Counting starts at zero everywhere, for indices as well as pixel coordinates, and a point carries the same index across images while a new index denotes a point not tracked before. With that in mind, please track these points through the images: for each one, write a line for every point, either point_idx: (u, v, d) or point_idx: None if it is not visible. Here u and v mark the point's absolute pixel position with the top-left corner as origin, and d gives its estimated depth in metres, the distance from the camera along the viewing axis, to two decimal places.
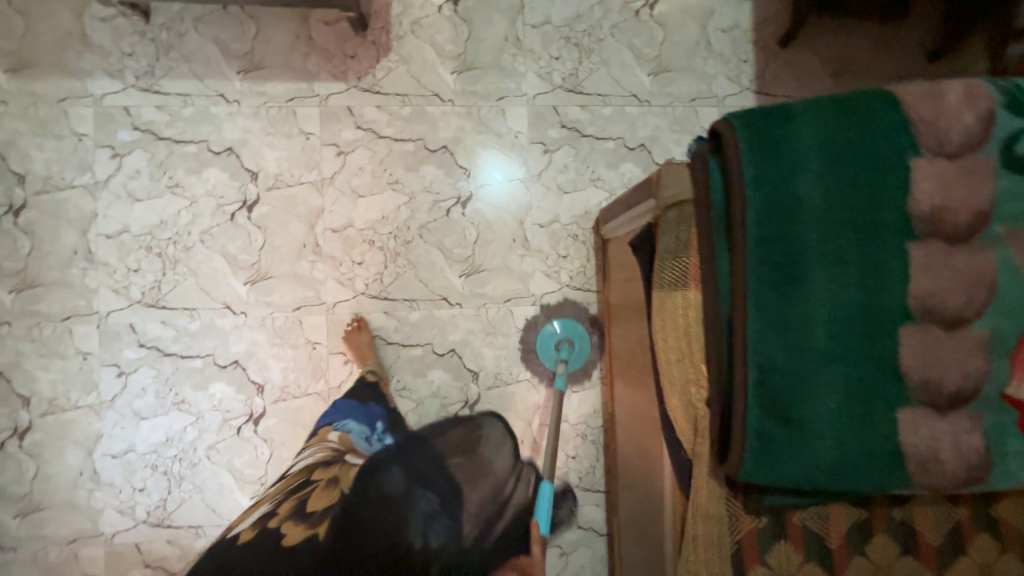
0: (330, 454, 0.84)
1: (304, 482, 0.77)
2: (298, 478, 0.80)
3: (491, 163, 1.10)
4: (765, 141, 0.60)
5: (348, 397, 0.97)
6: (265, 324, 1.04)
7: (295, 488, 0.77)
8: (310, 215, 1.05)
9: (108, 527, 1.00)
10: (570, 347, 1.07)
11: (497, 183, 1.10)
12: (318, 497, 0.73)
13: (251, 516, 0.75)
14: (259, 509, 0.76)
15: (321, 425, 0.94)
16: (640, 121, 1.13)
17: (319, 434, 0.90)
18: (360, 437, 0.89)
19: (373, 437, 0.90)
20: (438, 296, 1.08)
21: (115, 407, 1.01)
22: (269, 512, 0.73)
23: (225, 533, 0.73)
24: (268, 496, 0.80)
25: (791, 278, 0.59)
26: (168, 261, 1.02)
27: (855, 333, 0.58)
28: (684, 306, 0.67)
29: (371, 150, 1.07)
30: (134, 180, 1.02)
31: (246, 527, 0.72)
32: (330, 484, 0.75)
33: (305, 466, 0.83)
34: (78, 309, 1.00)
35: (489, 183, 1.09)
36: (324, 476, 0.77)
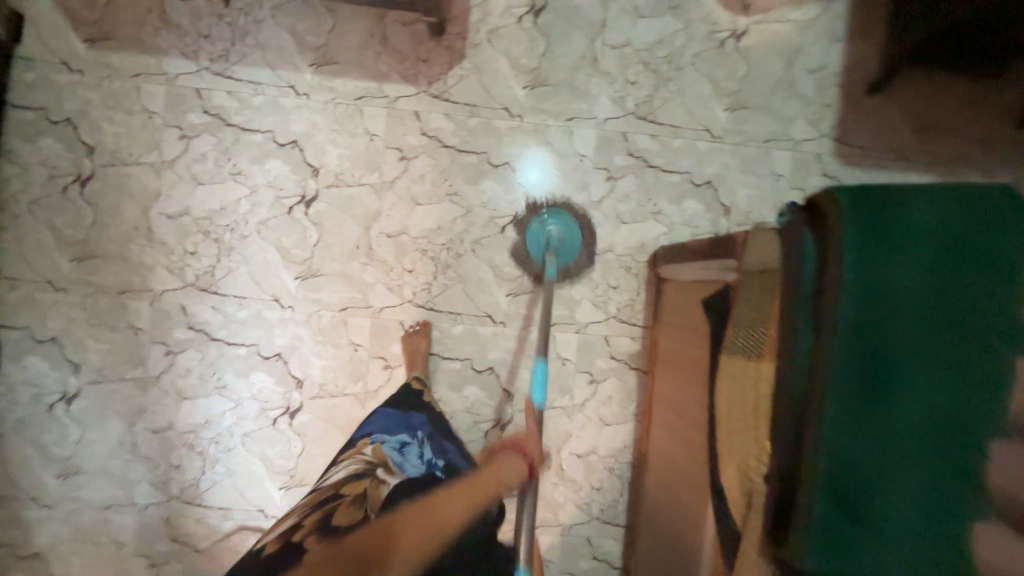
0: (361, 467, 0.79)
1: (332, 494, 0.73)
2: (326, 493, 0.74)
3: (531, 161, 1.07)
4: (872, 225, 0.58)
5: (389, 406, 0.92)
6: (310, 321, 1.04)
7: (323, 502, 0.72)
8: (366, 217, 1.05)
9: (141, 498, 1.03)
10: (559, 241, 1.04)
11: (533, 180, 1.07)
12: (344, 512, 0.69)
13: (281, 528, 0.71)
14: (286, 522, 0.72)
15: (358, 435, 0.88)
16: (709, 158, 1.09)
17: (355, 446, 0.84)
18: (394, 450, 0.83)
19: (407, 449, 0.84)
20: (483, 313, 1.07)
21: (159, 384, 1.03)
22: (294, 526, 0.69)
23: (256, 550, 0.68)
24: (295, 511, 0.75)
25: (879, 370, 0.57)
26: (223, 247, 1.03)
27: (936, 436, 0.57)
28: (755, 379, 0.65)
29: (433, 158, 1.05)
30: (198, 163, 1.02)
31: (272, 540, 0.68)
32: (358, 500, 0.72)
33: (337, 480, 0.77)
34: (133, 285, 1.02)
35: (525, 181, 1.07)
36: (351, 492, 0.73)
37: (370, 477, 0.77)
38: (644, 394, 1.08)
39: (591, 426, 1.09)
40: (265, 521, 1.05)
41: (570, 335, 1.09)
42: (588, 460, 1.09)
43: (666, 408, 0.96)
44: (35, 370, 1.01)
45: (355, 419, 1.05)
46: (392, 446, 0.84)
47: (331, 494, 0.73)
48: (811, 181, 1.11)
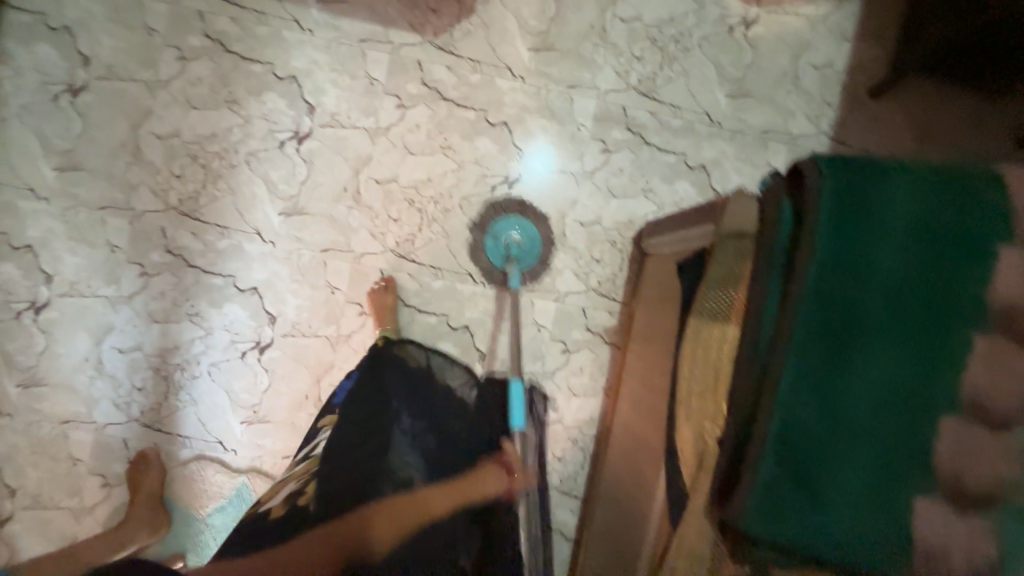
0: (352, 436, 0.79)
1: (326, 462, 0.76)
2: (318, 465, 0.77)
3: (536, 152, 1.07)
4: (851, 195, 0.58)
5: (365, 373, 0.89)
6: (290, 259, 1.04)
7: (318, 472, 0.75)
8: (357, 161, 1.04)
9: (101, 416, 1.02)
10: (519, 245, 1.05)
11: (537, 171, 1.07)
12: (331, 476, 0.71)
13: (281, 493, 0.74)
14: (287, 487, 0.75)
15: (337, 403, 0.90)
16: (706, 141, 1.09)
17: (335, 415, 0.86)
18: None
19: None
20: (464, 270, 1.07)
21: (131, 304, 1.02)
22: (296, 490, 0.72)
23: (254, 510, 0.73)
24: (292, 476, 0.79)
25: (844, 342, 0.57)
26: (210, 174, 1.02)
27: (894, 416, 0.56)
28: (720, 341, 0.65)
29: (431, 110, 1.05)
30: (195, 87, 1.01)
31: (279, 502, 0.71)
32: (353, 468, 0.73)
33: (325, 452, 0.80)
34: (116, 201, 1.01)
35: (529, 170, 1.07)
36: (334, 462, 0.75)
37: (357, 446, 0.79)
38: (615, 368, 1.09)
39: (559, 395, 1.09)
40: (223, 453, 1.04)
41: (548, 304, 1.08)
42: (554, 429, 1.09)
43: (634, 380, 0.96)
44: (6, 275, 1.00)
45: (324, 362, 1.05)
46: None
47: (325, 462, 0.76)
48: None
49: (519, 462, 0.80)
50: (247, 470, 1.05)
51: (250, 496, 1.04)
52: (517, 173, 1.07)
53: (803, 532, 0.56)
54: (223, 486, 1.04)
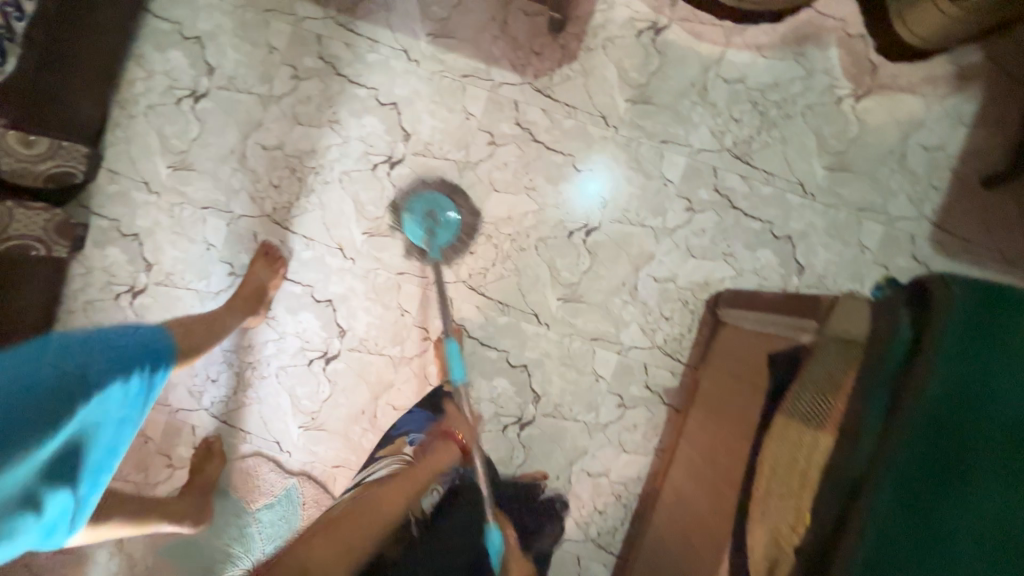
0: (402, 465, 0.83)
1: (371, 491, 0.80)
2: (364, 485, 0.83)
3: (587, 175, 1.06)
4: (980, 321, 0.55)
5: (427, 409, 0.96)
6: (367, 277, 1.07)
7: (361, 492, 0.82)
8: (443, 191, 1.07)
9: (175, 401, 1.09)
10: (435, 220, 1.05)
11: (590, 192, 1.06)
12: None
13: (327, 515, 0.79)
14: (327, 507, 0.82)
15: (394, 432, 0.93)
16: (796, 212, 1.05)
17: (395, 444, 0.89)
18: None
19: None
20: (530, 310, 1.08)
21: (217, 301, 1.08)
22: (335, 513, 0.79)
23: None
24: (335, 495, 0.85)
25: (947, 472, 0.55)
26: (305, 188, 1.07)
27: (988, 555, 0.55)
28: (809, 447, 0.62)
29: (521, 150, 1.06)
30: (303, 105, 1.07)
31: None
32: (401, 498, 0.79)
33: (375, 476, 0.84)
34: (217, 203, 1.07)
35: (581, 189, 1.06)
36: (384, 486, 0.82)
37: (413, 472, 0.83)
38: (671, 431, 1.06)
39: (609, 448, 1.08)
40: (278, 454, 1.09)
41: (610, 354, 1.07)
42: (598, 481, 1.08)
43: (693, 451, 0.94)
44: (113, 259, 1.08)
45: (384, 380, 1.08)
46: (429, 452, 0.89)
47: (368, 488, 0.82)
48: (897, 262, 1.06)
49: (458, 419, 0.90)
50: (297, 473, 1.09)
51: (298, 499, 1.08)
52: (598, 222, 1.06)
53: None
54: (274, 485, 1.08)
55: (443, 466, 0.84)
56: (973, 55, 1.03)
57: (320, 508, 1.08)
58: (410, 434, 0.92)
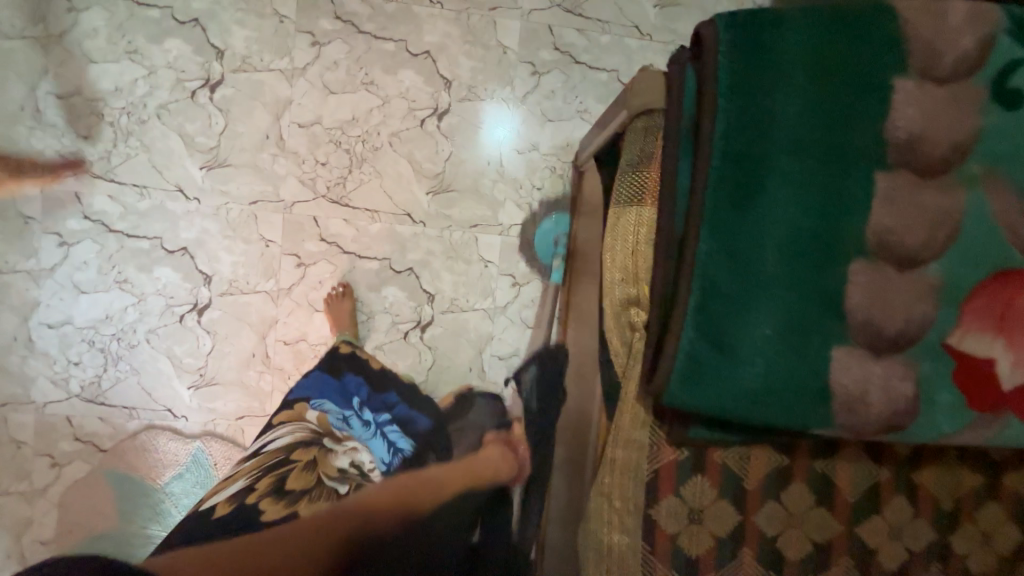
0: (308, 435, 0.81)
1: (280, 461, 0.74)
2: (274, 456, 0.76)
3: (494, 117, 1.04)
4: (747, 45, 0.55)
5: (323, 371, 0.93)
6: (218, 215, 1.00)
7: (273, 465, 0.74)
8: (276, 105, 0.99)
9: (40, 395, 0.99)
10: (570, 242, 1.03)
11: (501, 136, 1.05)
12: (297, 476, 0.71)
13: (226, 491, 0.72)
14: (235, 484, 0.73)
15: (291, 399, 0.90)
16: (638, 56, 1.06)
17: (295, 411, 0.86)
18: (336, 418, 0.87)
19: (350, 417, 0.88)
20: (402, 212, 1.04)
21: (55, 276, 0.97)
22: (245, 488, 0.70)
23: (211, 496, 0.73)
24: (242, 472, 0.77)
25: (748, 202, 0.56)
26: (120, 132, 0.97)
27: (802, 266, 0.55)
28: (637, 224, 0.63)
29: (349, 45, 1.00)
30: (91, 39, 0.95)
31: (222, 500, 0.70)
32: (309, 466, 0.73)
33: (281, 445, 0.78)
34: (22, 169, 0.95)
35: (493, 136, 1.04)
36: (302, 458, 0.75)
37: (318, 446, 0.79)
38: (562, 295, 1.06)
39: (514, 329, 1.08)
40: (174, 421, 1.02)
41: (493, 238, 1.06)
42: (511, 362, 1.08)
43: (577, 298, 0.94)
44: None
45: (268, 317, 1.02)
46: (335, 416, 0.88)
47: (278, 460, 0.74)
48: None
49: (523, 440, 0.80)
50: (201, 435, 1.02)
51: (208, 460, 1.02)
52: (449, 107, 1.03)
53: (726, 392, 0.56)
54: (178, 453, 1.02)
55: (496, 475, 0.73)
56: None
57: (234, 464, 1.03)
58: (311, 399, 0.89)
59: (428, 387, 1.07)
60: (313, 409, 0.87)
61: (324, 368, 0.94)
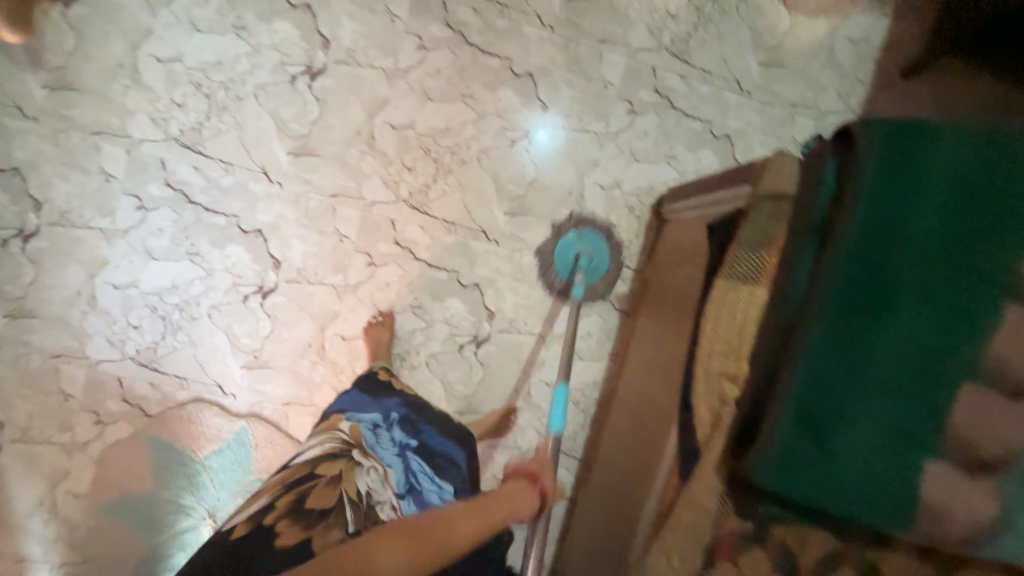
0: (337, 446, 0.78)
1: (303, 474, 0.72)
2: (300, 471, 0.74)
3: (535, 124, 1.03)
4: (896, 154, 0.56)
5: (361, 388, 0.91)
6: (298, 202, 0.99)
7: (297, 481, 0.71)
8: (373, 103, 0.99)
9: (94, 353, 0.99)
10: (589, 259, 1.03)
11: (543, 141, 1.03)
12: (319, 494, 0.68)
13: (250, 509, 0.70)
14: (258, 500, 0.71)
15: (331, 409, 0.89)
16: (733, 111, 1.06)
17: (330, 421, 0.85)
18: (369, 430, 0.83)
19: (382, 429, 0.84)
20: (477, 228, 1.04)
21: (128, 238, 0.97)
22: (266, 506, 0.68)
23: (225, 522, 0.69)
24: (268, 487, 0.74)
25: (869, 304, 0.56)
26: (215, 105, 0.96)
27: (912, 376, 0.56)
28: (746, 301, 0.64)
29: (454, 54, 0.99)
30: (201, 8, 0.94)
31: (242, 520, 0.67)
32: (332, 481, 0.71)
33: (311, 457, 0.76)
34: (111, 127, 0.94)
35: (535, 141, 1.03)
36: (326, 472, 0.72)
37: (346, 459, 0.76)
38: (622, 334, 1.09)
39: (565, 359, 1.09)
40: (222, 397, 1.02)
41: (561, 266, 1.07)
42: None
43: (642, 343, 0.96)
44: None
45: (330, 310, 1.03)
46: (367, 426, 0.84)
47: (306, 473, 0.72)
48: None
49: (540, 462, 0.74)
50: (246, 415, 1.03)
51: (250, 440, 1.03)
52: (534, 137, 1.03)
53: (813, 488, 0.57)
54: (222, 429, 1.03)
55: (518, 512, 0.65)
56: None
57: (274, 448, 1.04)
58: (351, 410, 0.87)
59: (473, 403, 1.08)
60: (348, 419, 0.85)
61: (361, 386, 0.92)
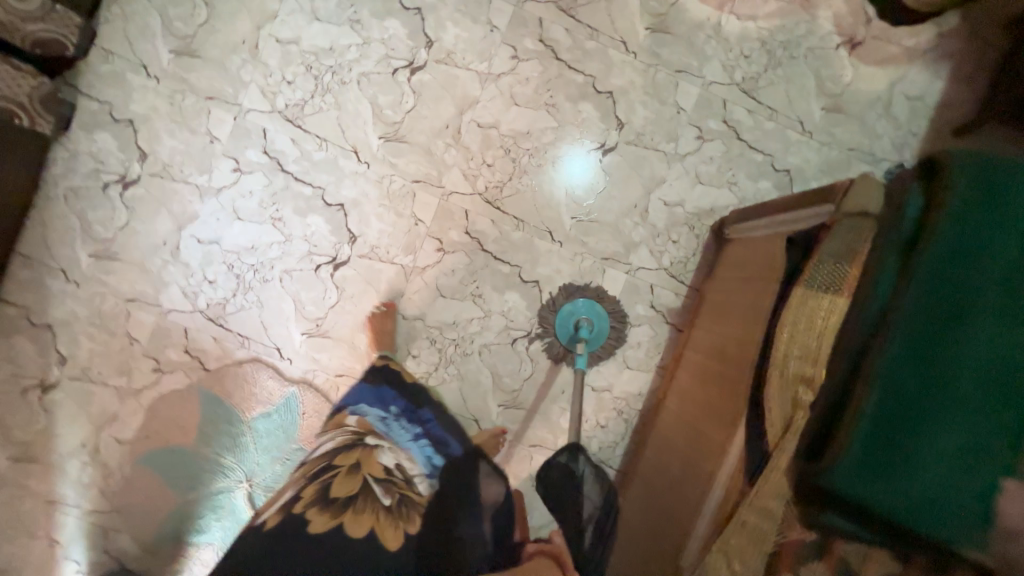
0: (348, 439, 0.83)
1: (325, 466, 0.77)
2: (319, 463, 0.79)
3: (572, 158, 1.09)
4: (981, 188, 0.61)
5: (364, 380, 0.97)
6: (381, 183, 1.05)
7: (316, 472, 0.76)
8: (463, 101, 1.06)
9: (166, 301, 1.02)
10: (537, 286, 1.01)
11: (580, 170, 1.09)
12: (341, 482, 0.73)
13: (280, 500, 0.74)
14: (285, 494, 0.75)
15: (337, 411, 0.94)
16: (794, 148, 1.13)
17: (337, 419, 0.89)
18: (376, 420, 0.89)
19: (389, 420, 0.90)
20: (544, 227, 1.09)
21: (219, 197, 1.02)
22: (293, 497, 0.73)
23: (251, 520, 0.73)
24: (290, 483, 0.79)
25: (949, 319, 0.59)
26: (320, 86, 1.04)
27: (992, 394, 0.58)
28: (826, 311, 0.66)
29: (543, 67, 1.08)
30: (322, 0, 1.03)
31: (273, 513, 0.71)
32: (354, 468, 0.76)
33: (326, 450, 0.82)
34: (224, 94, 1.02)
35: (571, 169, 1.09)
36: (345, 461, 0.77)
37: (359, 449, 0.81)
38: (673, 349, 1.11)
39: (613, 365, 1.11)
40: (278, 360, 1.04)
41: (619, 273, 1.10)
42: (602, 396, 1.11)
43: (698, 355, 0.98)
44: (102, 146, 1.00)
45: (396, 290, 1.06)
46: (374, 418, 0.90)
47: (324, 466, 0.77)
48: None
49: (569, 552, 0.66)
50: (298, 381, 1.05)
51: (297, 407, 1.05)
52: (541, 148, 1.08)
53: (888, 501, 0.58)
54: (273, 393, 1.04)
55: None
56: (954, 20, 1.13)
57: (319, 418, 1.05)
58: (352, 406, 0.93)
59: (519, 398, 1.09)
60: (353, 415, 0.90)
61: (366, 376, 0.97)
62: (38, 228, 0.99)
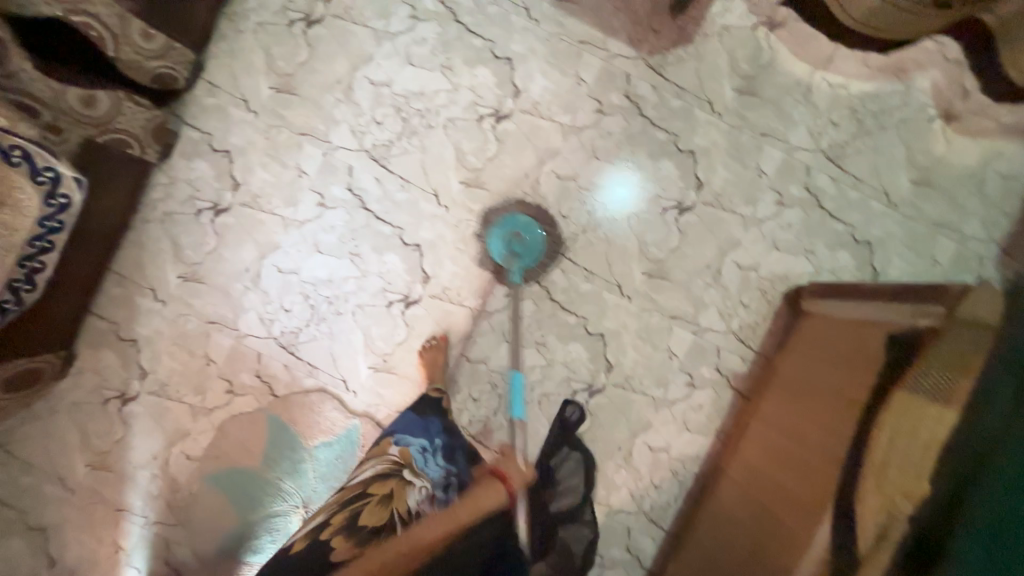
0: (390, 466, 0.82)
1: (359, 493, 0.78)
2: (354, 491, 0.79)
3: (608, 181, 1.08)
4: None
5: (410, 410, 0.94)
6: (457, 227, 1.07)
7: (350, 500, 0.77)
8: (544, 152, 1.07)
9: (244, 326, 1.06)
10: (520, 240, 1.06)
11: (619, 198, 1.08)
12: (370, 512, 0.73)
13: (307, 527, 0.76)
14: (315, 519, 0.77)
15: (382, 437, 0.93)
16: (877, 219, 1.10)
17: (381, 446, 0.88)
18: (418, 453, 0.86)
19: (430, 453, 0.87)
20: (613, 281, 1.09)
21: (302, 230, 1.06)
22: (322, 524, 0.74)
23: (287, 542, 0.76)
24: (324, 507, 0.80)
25: None
26: (407, 129, 1.06)
27: None
28: (934, 420, 0.62)
29: (627, 122, 1.08)
30: (418, 46, 1.06)
31: (302, 536, 0.73)
32: (385, 500, 0.75)
33: (366, 477, 0.81)
34: (315, 131, 1.06)
35: (609, 196, 1.08)
36: (377, 492, 0.77)
37: (395, 478, 0.80)
38: (736, 415, 1.09)
39: (672, 425, 1.09)
40: (343, 392, 1.07)
41: (686, 333, 1.09)
42: (658, 455, 1.09)
43: (768, 430, 0.97)
44: (200, 173, 1.04)
45: (462, 332, 1.08)
46: (415, 449, 0.87)
47: (358, 493, 0.77)
48: (964, 278, 1.10)
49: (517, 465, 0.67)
50: (361, 414, 1.07)
51: (358, 440, 1.07)
52: (616, 203, 1.08)
53: None
54: (336, 423, 1.06)
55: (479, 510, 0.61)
56: None
57: None
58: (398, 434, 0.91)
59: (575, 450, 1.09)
60: (397, 444, 0.88)
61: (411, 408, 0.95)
62: (134, 247, 1.04)
